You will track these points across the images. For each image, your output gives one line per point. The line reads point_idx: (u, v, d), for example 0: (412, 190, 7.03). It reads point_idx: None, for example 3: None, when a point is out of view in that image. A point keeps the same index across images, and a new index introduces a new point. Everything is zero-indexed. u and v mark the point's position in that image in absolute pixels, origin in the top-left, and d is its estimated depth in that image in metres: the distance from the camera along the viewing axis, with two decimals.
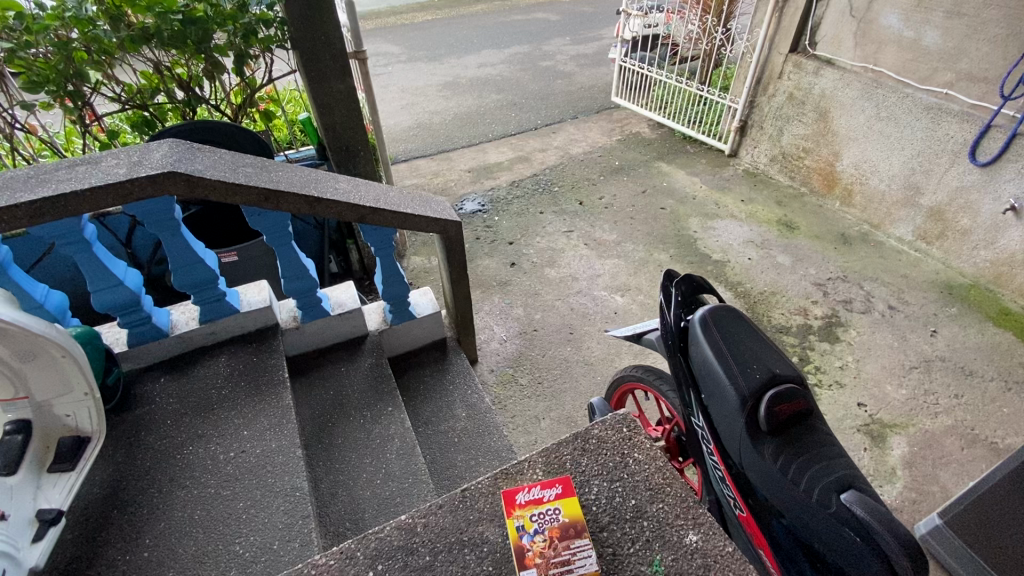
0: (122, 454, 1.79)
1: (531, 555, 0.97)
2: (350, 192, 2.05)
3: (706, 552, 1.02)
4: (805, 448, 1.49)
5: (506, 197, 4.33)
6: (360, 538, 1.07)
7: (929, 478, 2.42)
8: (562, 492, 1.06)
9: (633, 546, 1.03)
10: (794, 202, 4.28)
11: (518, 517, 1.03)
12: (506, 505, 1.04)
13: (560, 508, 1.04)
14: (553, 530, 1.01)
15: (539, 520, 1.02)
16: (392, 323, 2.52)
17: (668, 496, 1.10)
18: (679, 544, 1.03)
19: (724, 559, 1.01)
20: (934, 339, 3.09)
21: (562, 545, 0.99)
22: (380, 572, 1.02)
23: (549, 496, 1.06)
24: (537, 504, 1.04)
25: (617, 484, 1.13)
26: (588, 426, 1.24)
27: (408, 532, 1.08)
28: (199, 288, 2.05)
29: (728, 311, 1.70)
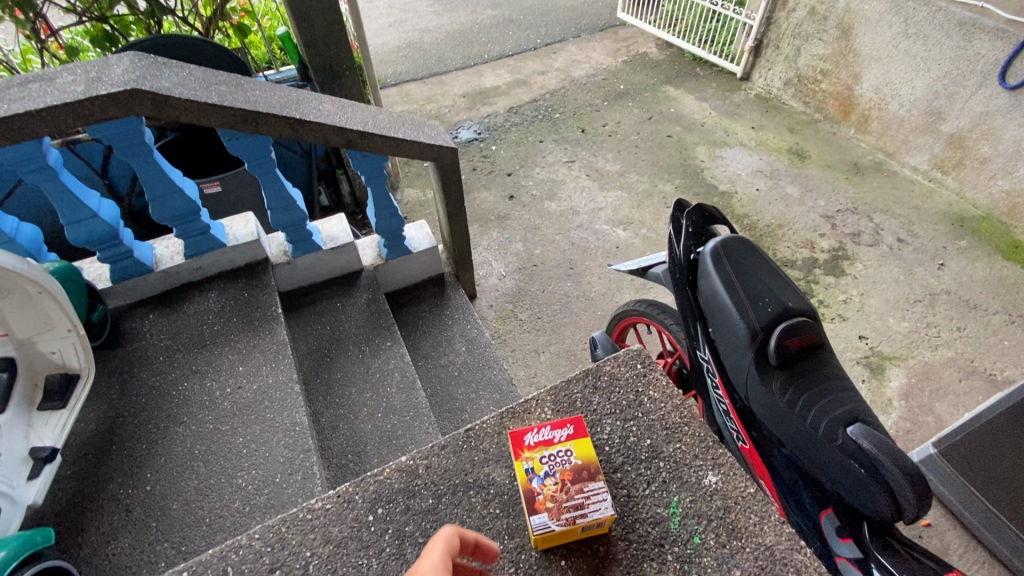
0: (117, 390, 1.76)
1: (543, 499, 0.99)
2: (335, 114, 1.88)
3: (725, 494, 1.06)
4: (814, 382, 1.46)
5: (504, 124, 4.09)
6: (359, 481, 1.10)
7: (924, 409, 2.45)
8: (574, 432, 1.07)
9: (649, 488, 1.07)
10: (806, 130, 4.07)
11: (528, 461, 1.03)
12: (515, 447, 1.05)
13: (571, 449, 1.05)
14: (565, 472, 1.02)
15: (550, 463, 1.03)
16: (387, 257, 2.42)
17: (686, 435, 1.13)
18: (698, 485, 1.07)
19: (744, 500, 1.05)
20: (941, 272, 3.03)
21: (575, 488, 1.00)
22: (381, 515, 1.06)
23: (559, 439, 1.06)
24: (547, 446, 1.05)
25: (631, 423, 1.16)
26: (600, 363, 1.25)
27: (409, 474, 1.11)
28: (181, 220, 1.93)
29: (740, 242, 1.61)
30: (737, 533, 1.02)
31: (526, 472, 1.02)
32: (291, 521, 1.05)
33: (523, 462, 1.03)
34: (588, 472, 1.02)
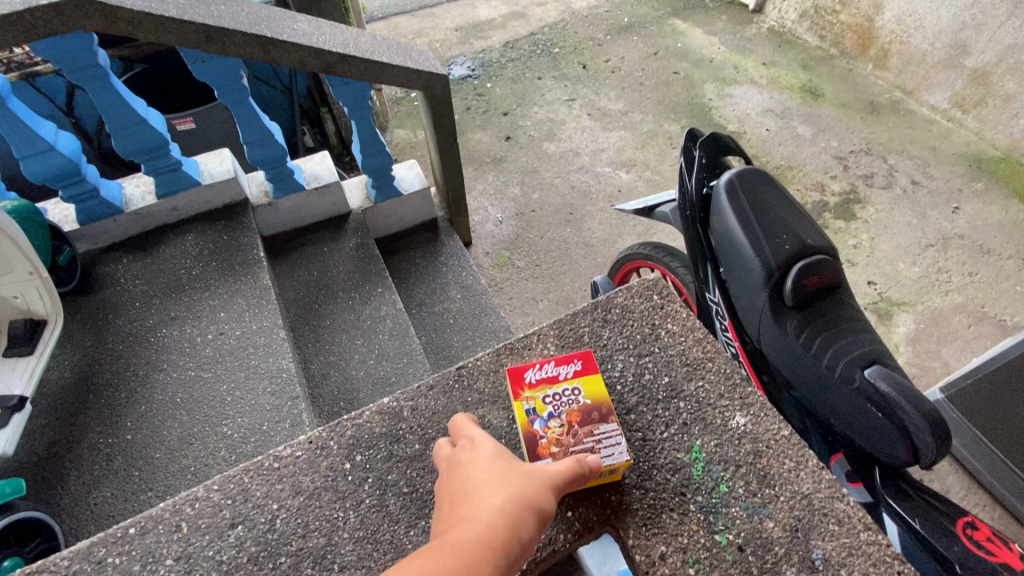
0: (92, 337, 1.66)
1: (548, 442, 1.00)
2: (312, 34, 1.69)
3: (757, 437, 1.07)
4: (830, 323, 1.37)
5: (500, 60, 3.83)
6: (333, 429, 1.11)
7: (931, 354, 2.40)
8: (581, 371, 1.09)
9: (668, 431, 1.09)
10: (821, 66, 3.82)
11: (530, 402, 1.05)
12: (516, 386, 1.07)
13: (578, 388, 1.07)
14: (572, 412, 1.03)
15: (554, 404, 1.04)
16: (375, 199, 2.28)
17: (708, 372, 1.15)
18: (726, 427, 1.09)
19: (779, 444, 1.06)
20: (955, 215, 2.91)
21: (584, 430, 1.01)
22: (360, 462, 1.07)
23: (565, 378, 1.08)
24: (552, 386, 1.07)
25: (647, 360, 1.18)
26: (613, 296, 1.27)
27: (393, 418, 1.12)
28: (149, 155, 1.77)
29: (757, 175, 1.48)
30: (768, 480, 1.03)
31: (529, 412, 1.04)
32: (256, 470, 1.06)
33: (526, 402, 1.05)
34: (597, 412, 1.04)
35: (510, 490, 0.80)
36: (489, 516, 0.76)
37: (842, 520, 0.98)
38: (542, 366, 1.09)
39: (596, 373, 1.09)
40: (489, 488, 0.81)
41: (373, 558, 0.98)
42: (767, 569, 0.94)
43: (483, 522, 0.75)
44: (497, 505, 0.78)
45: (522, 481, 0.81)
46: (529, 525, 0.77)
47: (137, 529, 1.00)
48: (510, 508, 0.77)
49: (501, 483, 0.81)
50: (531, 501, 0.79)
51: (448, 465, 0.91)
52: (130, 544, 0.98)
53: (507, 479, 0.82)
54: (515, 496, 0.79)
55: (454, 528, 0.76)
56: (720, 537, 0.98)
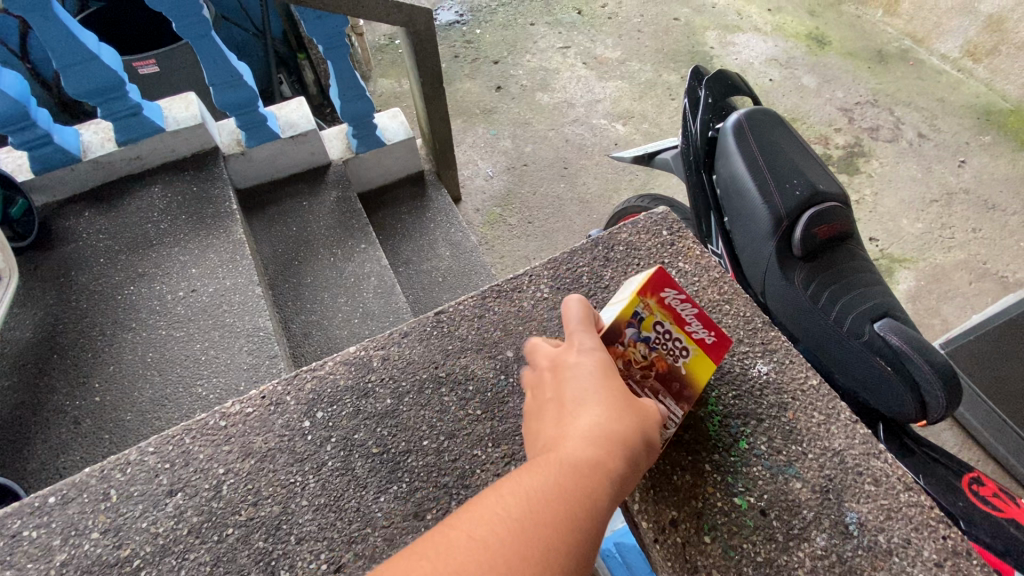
0: (54, 296, 1.55)
1: (622, 352, 0.90)
2: None
3: (781, 388, 1.02)
4: (839, 275, 1.29)
5: (490, 4, 3.59)
6: (292, 382, 1.05)
7: (931, 311, 2.35)
8: (708, 345, 0.90)
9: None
10: (828, 12, 3.63)
11: (644, 310, 0.88)
12: (648, 286, 0.87)
13: (689, 351, 0.91)
14: (662, 361, 0.91)
15: (657, 338, 0.90)
16: (357, 150, 2.13)
17: (726, 315, 1.10)
18: (745, 376, 1.03)
19: (804, 396, 1.01)
20: (961, 170, 2.81)
21: (651, 381, 0.92)
22: (322, 417, 1.01)
23: (690, 333, 0.90)
24: (674, 326, 0.89)
25: None
26: (617, 234, 1.22)
27: (365, 369, 1.07)
28: (104, 97, 1.61)
29: (766, 115, 1.37)
30: (794, 436, 0.97)
31: (635, 319, 0.88)
32: (200, 429, 1.00)
33: (643, 306, 0.88)
34: (679, 383, 0.93)
35: (623, 411, 0.73)
36: (605, 438, 0.69)
37: (878, 480, 0.93)
38: (684, 303, 0.88)
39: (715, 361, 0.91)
40: (599, 403, 0.73)
41: (337, 529, 0.92)
42: (793, 535, 0.89)
43: (598, 446, 0.68)
44: (612, 425, 0.71)
45: (632, 403, 0.75)
46: (640, 448, 0.72)
47: (56, 497, 0.93)
48: (624, 433, 0.71)
49: (610, 401, 0.74)
50: (640, 425, 0.73)
51: (550, 360, 0.81)
52: (49, 515, 0.92)
53: (619, 397, 0.75)
54: (626, 420, 0.72)
55: (565, 445, 0.68)
56: (740, 501, 0.92)
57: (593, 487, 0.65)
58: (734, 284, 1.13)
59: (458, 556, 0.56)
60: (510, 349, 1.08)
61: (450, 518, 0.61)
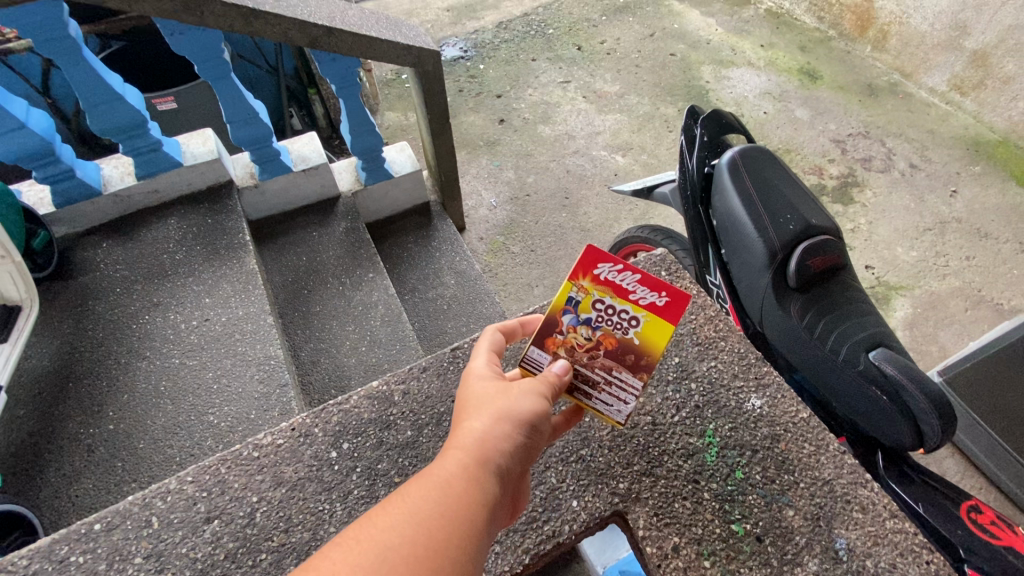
0: (71, 325, 1.60)
1: (563, 340, 0.91)
2: (297, 5, 1.60)
3: (774, 421, 1.06)
4: (834, 305, 1.34)
5: (493, 41, 3.75)
6: (318, 415, 1.08)
7: (928, 338, 2.38)
8: (658, 308, 0.86)
9: (678, 415, 1.07)
10: (819, 48, 3.77)
11: (580, 292, 0.88)
12: (578, 267, 0.87)
13: (638, 320, 0.88)
14: (609, 337, 0.89)
15: (600, 317, 0.88)
16: (366, 182, 2.21)
17: (721, 352, 1.15)
18: (739, 410, 1.07)
19: (796, 429, 1.05)
20: (953, 199, 2.88)
21: (604, 360, 0.90)
22: (347, 449, 1.04)
23: (635, 301, 0.87)
24: (615, 299, 0.87)
25: None
26: None
27: (385, 403, 1.10)
28: (126, 134, 1.69)
29: (760, 152, 1.44)
30: (787, 466, 1.01)
31: (570, 303, 0.90)
32: (236, 460, 1.03)
33: (577, 289, 0.89)
34: (634, 354, 0.89)
35: (502, 409, 0.75)
36: (481, 440, 0.71)
37: (866, 508, 0.96)
38: (622, 273, 0.86)
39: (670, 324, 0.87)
40: (480, 410, 0.76)
41: None
42: (788, 560, 0.92)
43: (473, 452, 0.70)
44: (491, 427, 0.73)
45: (513, 398, 0.77)
46: (522, 441, 0.74)
47: (101, 524, 0.96)
48: (501, 432, 0.73)
49: (489, 404, 0.76)
50: (522, 416, 0.76)
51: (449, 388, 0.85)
52: (95, 542, 0.94)
53: (492, 402, 0.76)
54: (505, 417, 0.75)
55: (439, 460, 0.69)
56: (737, 528, 0.95)
57: (468, 491, 0.66)
58: (729, 322, 1.19)
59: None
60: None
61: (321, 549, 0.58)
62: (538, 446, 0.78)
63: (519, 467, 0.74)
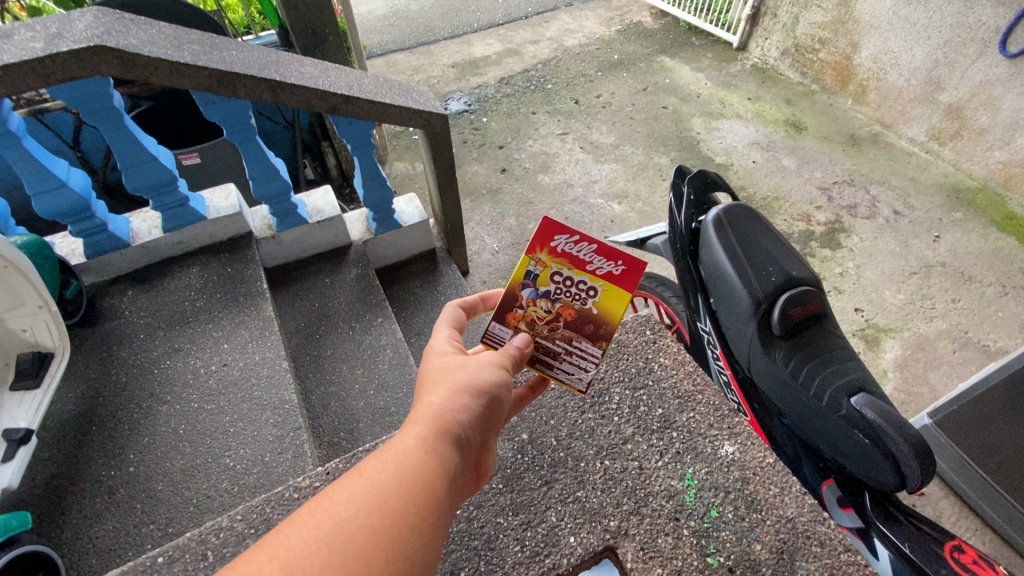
0: (96, 369, 1.68)
1: (524, 314, 1.04)
2: (318, 77, 1.77)
3: (744, 465, 1.14)
4: (817, 352, 1.43)
5: (495, 95, 3.98)
6: (351, 458, 1.20)
7: (919, 380, 2.45)
8: (613, 277, 1.00)
9: (662, 460, 1.16)
10: (803, 100, 4.00)
11: (539, 266, 1.01)
12: (536, 243, 1.00)
13: (596, 289, 1.01)
14: (570, 306, 1.03)
15: (557, 290, 1.02)
16: (376, 232, 2.34)
17: (700, 404, 1.24)
18: (714, 456, 1.16)
19: (763, 471, 1.13)
20: (937, 244, 3.01)
21: (564, 328, 1.04)
22: None
23: (591, 272, 1.00)
24: (573, 270, 1.01)
25: (641, 391, 1.27)
26: None
27: None
28: (157, 191, 1.83)
29: (743, 209, 1.56)
30: (755, 505, 1.09)
31: (531, 276, 1.02)
32: (278, 501, 1.13)
33: (535, 262, 1.02)
34: (594, 322, 1.03)
35: (456, 387, 0.82)
36: (435, 416, 0.78)
37: (823, 542, 1.04)
38: (579, 244, 0.99)
39: (627, 292, 1.00)
40: (435, 390, 0.83)
41: None
42: None
43: (429, 426, 0.76)
44: (445, 403, 0.80)
45: (467, 377, 0.84)
46: (476, 413, 0.81)
47: (165, 557, 1.05)
48: (456, 408, 0.80)
49: (447, 382, 0.83)
50: (475, 391, 0.83)
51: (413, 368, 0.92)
52: (160, 572, 1.04)
53: (451, 379, 0.83)
54: (460, 394, 0.82)
55: (396, 438, 0.75)
56: (711, 560, 1.03)
57: (422, 462, 0.71)
58: (705, 376, 1.28)
59: (284, 559, 0.57)
60: (525, 432, 1.22)
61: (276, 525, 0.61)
62: (494, 419, 0.86)
63: (475, 439, 0.81)
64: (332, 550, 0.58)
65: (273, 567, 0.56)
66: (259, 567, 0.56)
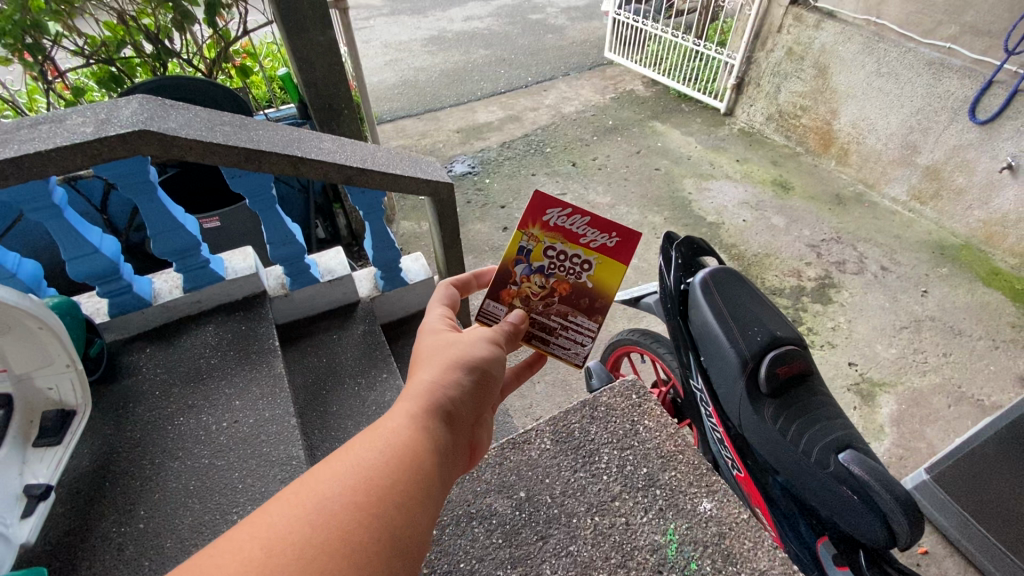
0: (111, 426, 1.74)
1: (518, 291, 1.17)
2: (336, 152, 1.93)
3: (721, 520, 1.20)
4: (804, 409, 1.49)
5: (497, 158, 4.22)
6: None
7: (916, 434, 2.47)
8: (605, 250, 1.10)
9: (647, 515, 1.22)
10: (789, 162, 4.22)
11: (533, 241, 1.13)
12: (528, 220, 1.11)
13: (590, 262, 1.12)
14: (565, 280, 1.15)
15: (550, 266, 1.14)
16: (383, 289, 2.45)
17: (680, 463, 1.30)
18: (694, 512, 1.22)
19: (738, 526, 1.20)
20: (925, 299, 3.10)
21: (560, 302, 1.16)
22: None
23: (583, 245, 1.11)
24: (566, 244, 1.12)
25: (628, 452, 1.33)
26: (598, 395, 1.44)
27: None
28: (180, 255, 1.95)
29: (728, 272, 1.68)
30: (731, 558, 1.15)
31: (526, 251, 1.14)
32: None
33: (530, 238, 1.13)
34: (589, 295, 1.15)
35: (444, 366, 0.88)
36: (422, 396, 0.82)
37: None
38: (571, 217, 1.09)
39: (620, 263, 1.11)
40: (425, 371, 0.88)
41: None
42: None
43: (417, 404, 0.80)
44: (434, 382, 0.84)
45: (455, 356, 0.90)
46: (464, 391, 0.86)
47: None
48: (443, 386, 0.84)
49: (438, 362, 0.88)
50: (462, 370, 0.88)
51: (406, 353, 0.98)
52: None
53: (443, 358, 0.89)
54: (447, 374, 0.87)
55: (384, 418, 0.78)
56: None
57: (409, 440, 0.74)
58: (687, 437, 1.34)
59: (265, 538, 0.57)
60: (523, 490, 1.28)
61: (258, 507, 0.62)
62: (483, 397, 0.90)
63: (462, 415, 0.85)
64: (314, 527, 0.59)
65: (253, 545, 0.56)
66: (239, 546, 0.56)
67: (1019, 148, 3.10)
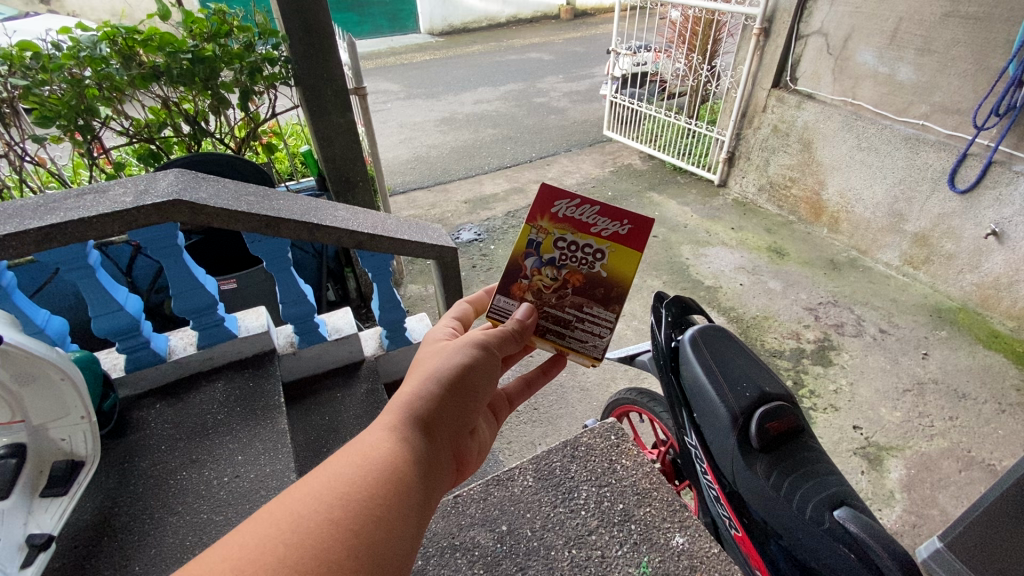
0: (115, 480, 1.77)
1: (529, 285, 1.24)
2: (349, 219, 2.09)
3: (693, 554, 1.29)
4: (795, 465, 1.51)
5: (502, 226, 4.44)
6: None
7: (928, 501, 2.40)
8: (617, 238, 1.16)
9: (622, 549, 1.30)
10: (783, 229, 4.38)
11: (542, 233, 1.19)
12: (538, 213, 1.17)
13: (602, 251, 1.18)
14: (578, 270, 1.21)
15: (560, 257, 1.20)
16: (388, 348, 2.52)
17: (654, 500, 1.39)
18: (667, 546, 1.30)
19: (709, 560, 1.28)
20: (926, 361, 3.11)
21: (577, 291, 1.22)
22: None
23: (594, 234, 1.17)
24: (578, 234, 1.17)
25: (605, 489, 1.42)
26: (579, 436, 1.56)
27: None
28: (198, 313, 2.06)
29: (716, 331, 1.76)
30: None
31: (536, 243, 1.20)
32: None
33: (538, 230, 1.19)
34: (604, 284, 1.21)
35: (424, 380, 0.95)
36: (400, 409, 0.90)
37: None
38: (580, 208, 1.15)
39: (633, 250, 1.16)
40: (407, 384, 0.96)
41: None
42: None
43: (396, 418, 0.88)
44: (412, 395, 0.93)
45: (434, 367, 0.98)
46: (441, 402, 0.94)
47: None
48: (421, 399, 0.92)
49: (419, 376, 0.97)
50: (441, 381, 0.96)
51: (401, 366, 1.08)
52: None
53: (424, 372, 0.98)
54: (426, 385, 0.95)
55: (365, 433, 0.85)
56: None
57: (384, 454, 0.80)
58: (661, 476, 1.45)
59: (235, 559, 0.62)
60: (505, 524, 1.36)
61: (232, 530, 0.66)
62: (466, 406, 0.98)
63: (443, 425, 0.93)
64: (287, 547, 0.64)
65: (225, 567, 0.61)
66: (209, 569, 0.60)
67: (1001, 216, 3.23)
